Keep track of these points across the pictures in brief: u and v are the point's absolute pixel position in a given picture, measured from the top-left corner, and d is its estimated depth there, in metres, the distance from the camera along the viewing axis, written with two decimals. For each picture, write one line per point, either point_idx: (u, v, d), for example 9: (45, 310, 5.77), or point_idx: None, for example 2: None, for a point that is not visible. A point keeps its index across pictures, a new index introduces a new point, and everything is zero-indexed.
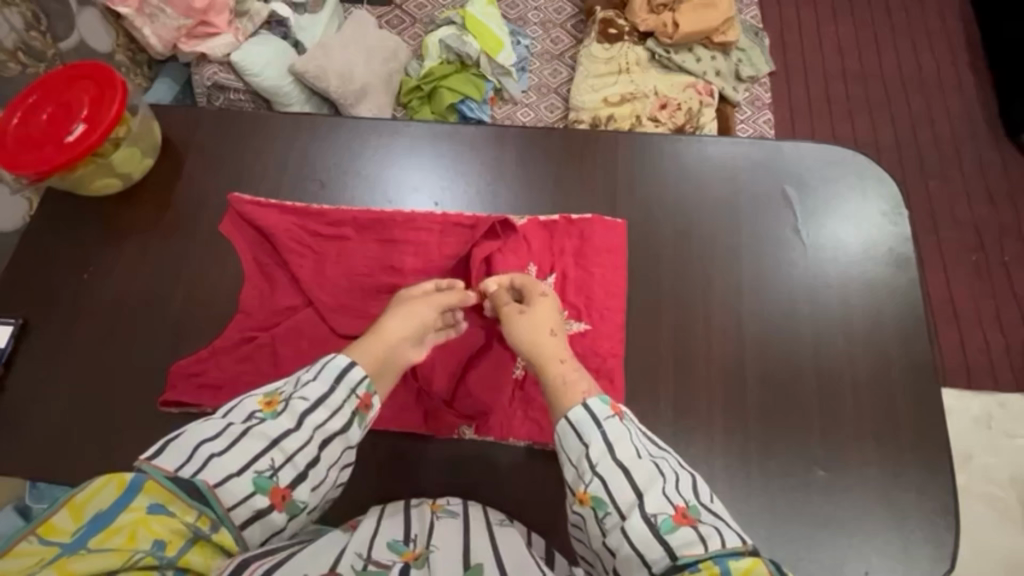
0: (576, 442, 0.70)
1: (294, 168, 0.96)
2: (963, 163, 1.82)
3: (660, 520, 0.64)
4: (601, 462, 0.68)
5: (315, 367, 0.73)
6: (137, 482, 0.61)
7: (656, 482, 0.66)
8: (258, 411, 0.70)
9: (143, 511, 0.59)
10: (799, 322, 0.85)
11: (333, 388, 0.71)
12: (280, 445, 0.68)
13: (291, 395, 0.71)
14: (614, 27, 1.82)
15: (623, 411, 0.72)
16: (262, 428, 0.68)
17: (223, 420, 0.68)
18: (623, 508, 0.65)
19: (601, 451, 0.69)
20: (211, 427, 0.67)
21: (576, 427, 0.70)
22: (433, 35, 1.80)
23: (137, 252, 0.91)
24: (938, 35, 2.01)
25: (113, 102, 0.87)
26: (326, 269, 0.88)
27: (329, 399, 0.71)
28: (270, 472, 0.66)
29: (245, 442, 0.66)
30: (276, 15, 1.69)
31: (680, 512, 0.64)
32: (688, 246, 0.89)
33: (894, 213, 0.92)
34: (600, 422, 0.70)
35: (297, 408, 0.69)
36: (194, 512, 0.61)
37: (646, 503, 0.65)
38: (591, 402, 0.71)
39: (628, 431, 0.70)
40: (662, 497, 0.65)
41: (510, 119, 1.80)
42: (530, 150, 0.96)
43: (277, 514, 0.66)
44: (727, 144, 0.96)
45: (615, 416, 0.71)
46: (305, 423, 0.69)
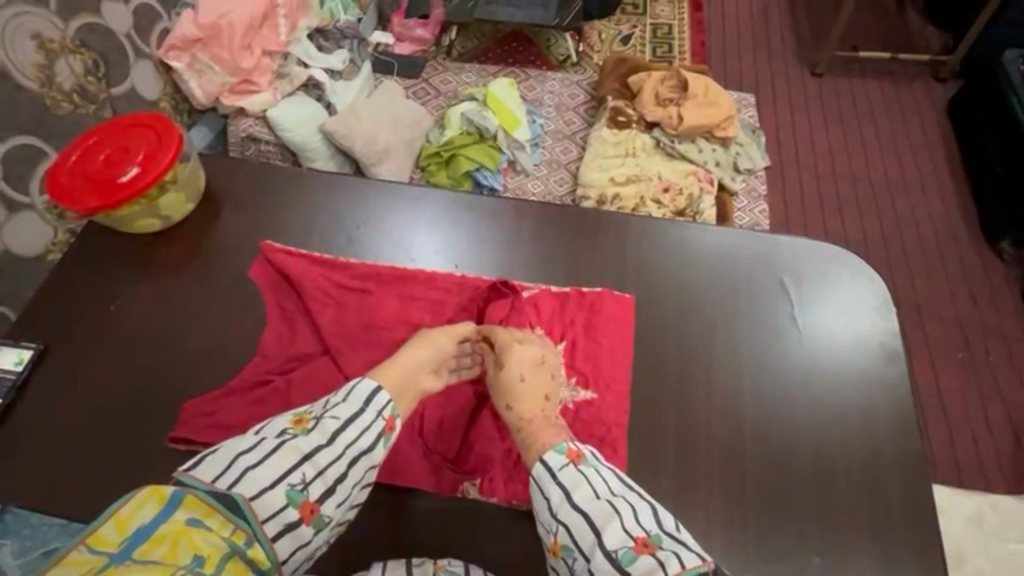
0: (538, 497, 0.73)
1: (326, 223, 1.02)
2: (946, 264, 1.93)
3: (620, 553, 0.66)
4: (562, 510, 0.70)
5: (342, 391, 0.75)
6: (176, 496, 0.59)
7: (613, 520, 0.68)
8: (289, 429, 0.71)
9: (182, 524, 0.58)
10: (798, 407, 0.89)
11: (364, 408, 0.73)
12: (313, 459, 0.68)
13: (321, 415, 0.72)
14: (623, 115, 1.99)
15: (581, 456, 0.75)
16: (294, 443, 0.69)
17: (257, 436, 0.70)
18: (586, 550, 0.67)
19: (559, 499, 0.71)
20: (245, 441, 0.68)
21: (537, 482, 0.74)
22: (455, 108, 1.95)
23: (166, 290, 0.95)
24: (919, 148, 2.18)
25: (171, 148, 0.95)
26: (346, 319, 0.91)
27: (360, 419, 0.72)
28: (302, 485, 0.67)
29: (278, 456, 0.67)
30: (313, 79, 1.85)
31: (640, 542, 0.66)
32: (693, 325, 0.94)
33: (884, 309, 0.97)
34: (556, 474, 0.73)
35: (329, 426, 0.70)
36: (230, 526, 0.60)
37: (605, 541, 0.67)
38: (548, 457, 0.74)
39: (584, 475, 0.72)
40: (622, 532, 0.67)
41: (521, 189, 1.90)
42: (546, 224, 1.03)
43: (305, 527, 0.65)
44: (728, 233, 1.03)
45: (571, 464, 0.73)
46: (336, 440, 0.70)
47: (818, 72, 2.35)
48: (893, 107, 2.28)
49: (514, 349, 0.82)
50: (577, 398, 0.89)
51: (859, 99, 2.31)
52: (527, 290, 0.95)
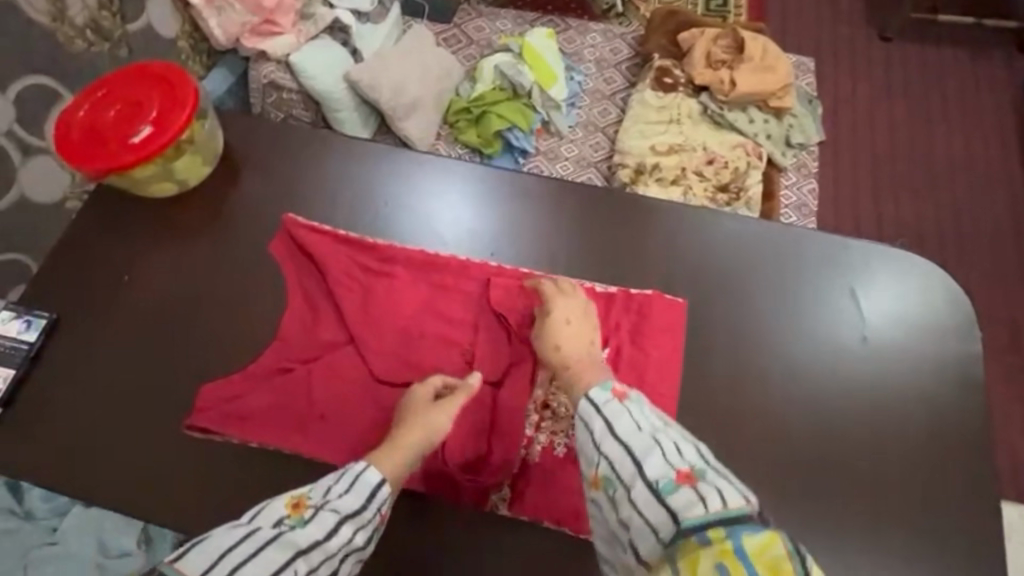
0: (581, 433, 0.70)
1: (353, 197, 0.94)
2: (1006, 259, 1.80)
3: (661, 483, 0.61)
4: (604, 442, 0.67)
5: (347, 477, 0.68)
6: None
7: (654, 452, 0.64)
8: (286, 517, 0.64)
9: None
10: (853, 433, 0.82)
11: (366, 504, 0.67)
12: (307, 556, 0.62)
13: (321, 504, 0.66)
14: (669, 76, 1.82)
15: (628, 394, 0.71)
16: (290, 537, 0.62)
17: (250, 524, 0.63)
18: (626, 480, 0.63)
19: (601, 431, 0.67)
20: (237, 531, 0.61)
21: (580, 418, 0.70)
22: (488, 60, 1.81)
23: (182, 260, 0.89)
24: (992, 128, 1.99)
25: (186, 107, 0.86)
26: (372, 307, 0.85)
27: (360, 514, 0.66)
28: None
29: (270, 551, 0.61)
30: (339, 21, 1.70)
31: (682, 474, 0.61)
32: (750, 336, 0.86)
33: (961, 328, 0.88)
34: (600, 407, 0.69)
35: (327, 520, 0.64)
36: None
37: (646, 471, 0.63)
38: (593, 392, 0.71)
39: (628, 410, 0.68)
40: (663, 463, 0.63)
41: (554, 153, 1.77)
42: (590, 210, 0.94)
43: None
44: (791, 232, 0.93)
45: (617, 400, 0.70)
46: (333, 536, 0.64)
47: (888, 36, 2.13)
48: (968, 79, 2.07)
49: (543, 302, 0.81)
50: None
51: (931, 68, 2.09)
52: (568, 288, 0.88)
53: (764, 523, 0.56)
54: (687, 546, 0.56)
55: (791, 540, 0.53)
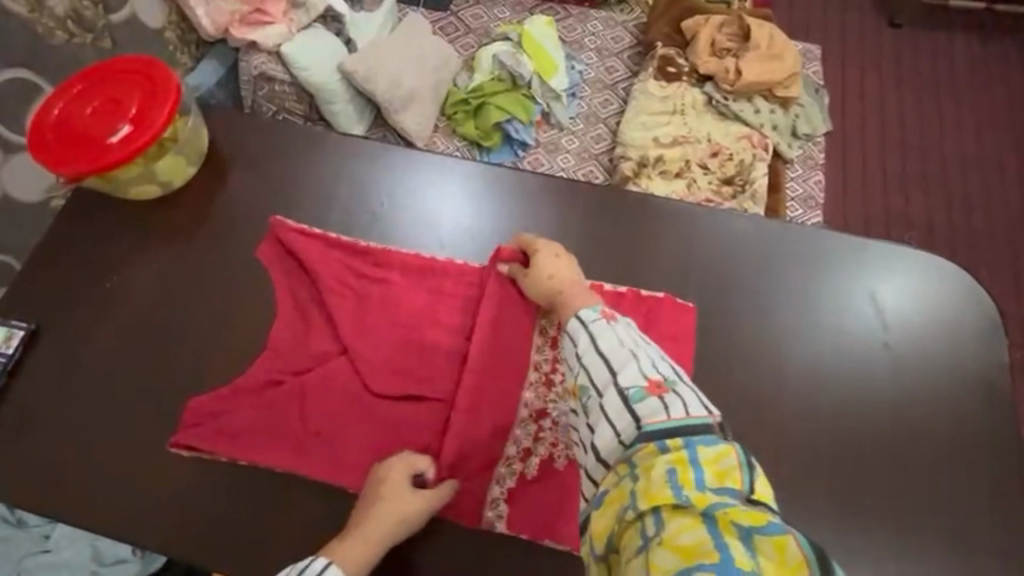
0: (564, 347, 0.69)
1: (347, 198, 0.89)
2: (1018, 252, 1.76)
3: (632, 391, 0.62)
4: (586, 354, 0.66)
5: None
6: None
7: (630, 363, 0.64)
8: None
9: None
10: (873, 445, 0.78)
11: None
12: None
13: None
14: (673, 66, 1.77)
15: (615, 317, 0.70)
16: None
17: None
18: (599, 387, 0.64)
19: (586, 344, 0.67)
20: None
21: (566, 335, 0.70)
22: (487, 49, 1.75)
23: (167, 266, 0.85)
24: (1002, 118, 1.94)
25: (167, 103, 0.82)
26: (367, 314, 0.82)
27: None
28: None
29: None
30: (333, 10, 1.66)
31: (653, 384, 0.62)
32: (766, 342, 0.82)
33: (985, 333, 0.84)
34: (587, 325, 0.69)
35: None
36: None
37: (620, 379, 0.63)
38: (583, 313, 0.70)
39: (613, 329, 0.68)
40: (636, 373, 0.63)
41: (555, 146, 1.72)
42: (597, 210, 0.90)
43: None
44: (807, 232, 0.89)
45: (603, 320, 0.69)
46: None
47: (896, 23, 2.07)
48: (979, 67, 2.01)
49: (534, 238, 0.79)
50: None
51: (941, 55, 2.03)
52: None
53: (720, 435, 0.58)
54: (644, 450, 0.57)
55: (743, 453, 0.55)
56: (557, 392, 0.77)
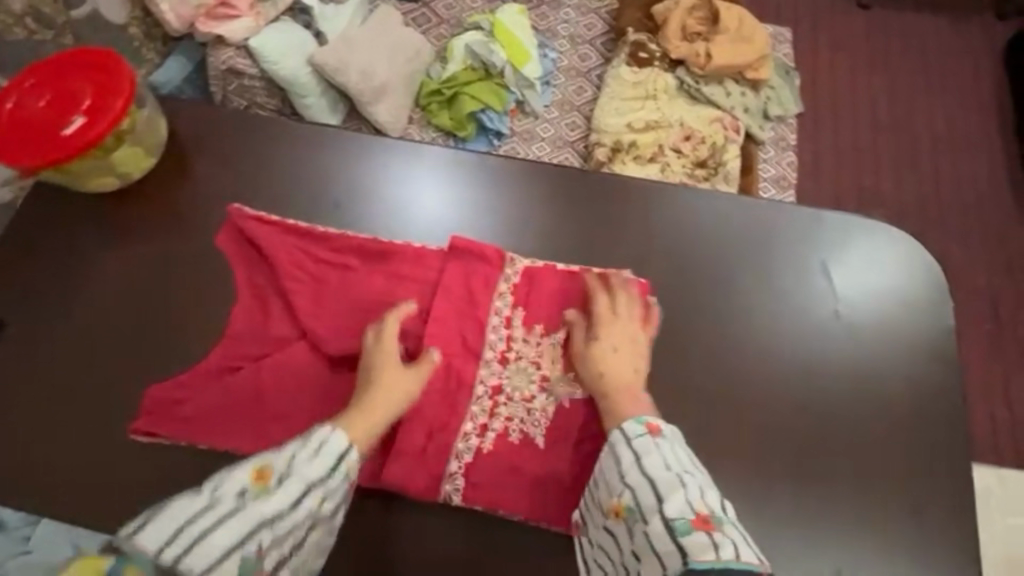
0: (608, 461, 0.71)
1: (309, 186, 0.90)
2: (984, 228, 1.80)
3: (678, 523, 0.64)
4: (630, 474, 0.69)
5: (312, 445, 0.67)
6: (114, 569, 0.57)
7: (678, 491, 0.66)
8: (248, 488, 0.63)
9: None
10: (828, 412, 0.80)
11: (331, 471, 0.66)
12: (272, 526, 0.62)
13: (286, 474, 0.65)
14: (644, 51, 1.78)
15: (661, 430, 0.72)
16: (254, 509, 0.62)
17: (211, 495, 0.62)
18: (645, 513, 0.66)
19: (630, 465, 0.69)
20: (199, 504, 0.60)
21: (610, 447, 0.71)
22: (458, 39, 1.74)
23: (128, 259, 0.85)
24: (969, 96, 1.97)
25: (122, 94, 0.82)
26: (325, 299, 0.82)
27: (326, 484, 0.66)
28: (259, 554, 0.61)
29: (230, 523, 0.61)
30: (301, 3, 1.64)
31: (701, 518, 0.64)
32: (722, 316, 0.84)
33: (936, 302, 0.86)
34: (631, 442, 0.71)
35: (293, 490, 0.64)
36: None
37: (667, 508, 0.65)
38: (627, 425, 0.72)
39: (660, 448, 0.70)
40: (684, 503, 0.65)
41: (530, 134, 1.72)
42: (560, 191, 0.91)
43: None
44: (766, 208, 0.91)
45: (649, 435, 0.71)
46: (300, 506, 0.64)
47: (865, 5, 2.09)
48: (946, 47, 2.04)
49: (604, 320, 0.80)
50: (576, 397, 0.79)
51: (909, 36, 2.06)
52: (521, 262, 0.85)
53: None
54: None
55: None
56: (511, 368, 0.80)
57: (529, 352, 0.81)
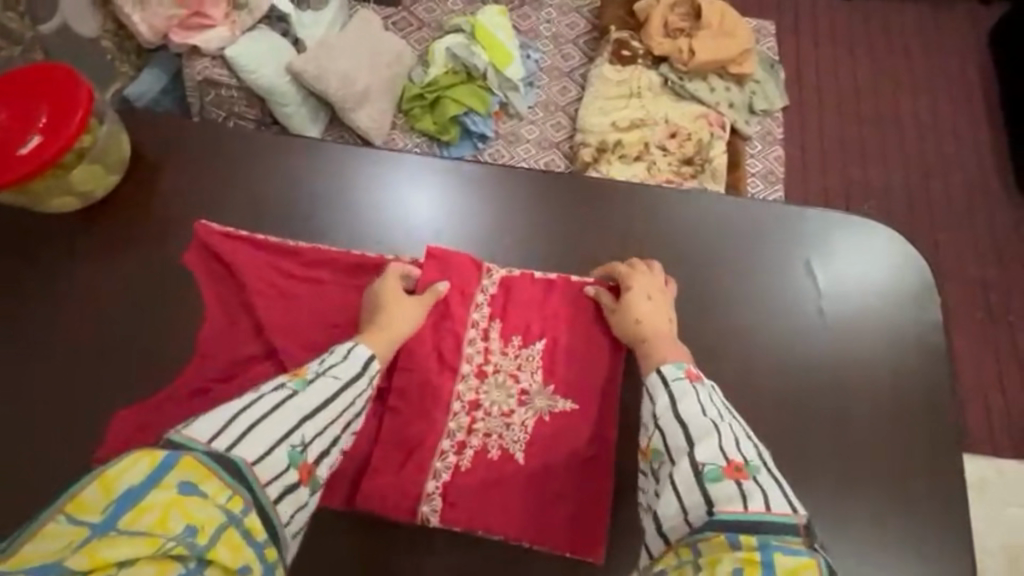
0: (645, 403, 0.72)
1: (278, 198, 0.87)
2: (974, 216, 1.78)
3: (707, 469, 0.61)
4: (663, 417, 0.68)
5: (338, 352, 0.71)
6: (172, 458, 0.53)
7: (711, 436, 0.64)
8: (287, 384, 0.66)
9: (174, 492, 0.51)
10: (816, 412, 0.78)
11: (362, 370, 0.71)
12: (312, 418, 0.64)
13: (320, 371, 0.68)
14: (627, 49, 1.76)
15: (700, 379, 0.71)
16: (296, 401, 0.64)
17: (253, 396, 0.64)
18: (673, 454, 0.65)
19: (664, 406, 0.69)
20: (243, 400, 0.63)
21: (648, 388, 0.72)
22: (440, 42, 1.71)
23: (94, 280, 0.82)
24: (956, 85, 1.96)
25: (79, 111, 0.80)
26: (297, 316, 0.80)
27: (356, 382, 0.69)
28: (302, 446, 0.62)
29: (276, 415, 0.62)
30: (277, 10, 1.60)
31: (733, 466, 0.61)
32: (704, 317, 0.82)
33: (924, 298, 0.85)
34: (668, 383, 0.70)
35: (329, 385, 0.67)
36: (227, 493, 0.54)
37: (696, 452, 0.63)
38: (666, 368, 0.72)
39: (697, 392, 0.69)
40: (716, 450, 0.63)
41: (514, 136, 1.70)
42: (537, 196, 0.88)
43: (304, 489, 0.61)
44: (748, 206, 0.89)
45: (686, 380, 0.70)
46: (336, 398, 0.67)
47: None
48: (931, 36, 2.03)
49: (635, 273, 0.80)
50: (556, 409, 0.78)
51: (894, 26, 2.05)
52: (495, 273, 0.84)
53: (806, 542, 0.54)
54: (712, 540, 0.55)
55: (826, 569, 0.52)
56: (489, 382, 0.79)
57: (507, 364, 0.80)
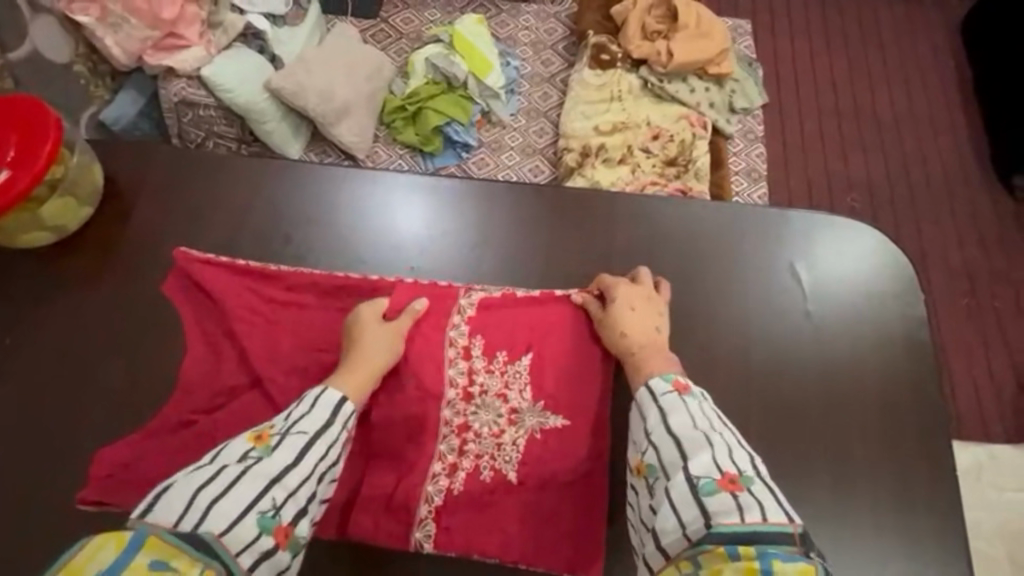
0: (635, 419, 0.72)
1: (257, 222, 0.86)
2: (954, 204, 1.80)
3: (703, 482, 0.62)
4: (655, 432, 0.68)
5: (306, 402, 0.70)
6: (137, 538, 0.54)
7: (704, 450, 0.64)
8: (251, 449, 0.65)
9: (144, 569, 0.52)
10: (808, 413, 0.78)
11: (334, 416, 0.70)
12: (282, 480, 0.64)
13: (285, 430, 0.67)
14: (606, 53, 1.75)
15: (690, 390, 0.71)
16: (261, 466, 0.64)
17: (217, 463, 0.64)
18: (668, 469, 0.65)
19: (656, 421, 0.69)
20: (205, 471, 0.62)
21: (638, 404, 0.72)
22: (419, 53, 1.71)
23: (71, 315, 0.81)
24: (930, 76, 1.98)
25: (48, 141, 0.78)
26: (280, 342, 0.79)
27: (326, 433, 0.68)
28: (273, 510, 0.62)
29: (245, 481, 0.62)
30: (253, 27, 1.57)
31: (727, 478, 0.62)
32: (691, 323, 0.82)
33: (909, 293, 0.85)
34: (658, 398, 0.70)
35: (295, 444, 0.66)
36: (198, 566, 0.55)
37: (691, 466, 0.64)
38: (653, 383, 0.72)
39: (687, 406, 0.69)
40: (710, 464, 0.63)
41: (498, 144, 1.70)
42: (520, 208, 0.88)
43: (282, 552, 0.62)
44: (732, 210, 0.89)
45: (675, 393, 0.70)
46: (306, 456, 0.66)
47: None
48: (904, 29, 2.06)
49: (618, 283, 0.80)
50: (548, 425, 0.77)
51: (867, 20, 2.08)
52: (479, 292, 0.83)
53: (801, 550, 0.56)
54: (713, 553, 0.56)
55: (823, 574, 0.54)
56: (476, 404, 0.78)
57: (494, 384, 0.79)
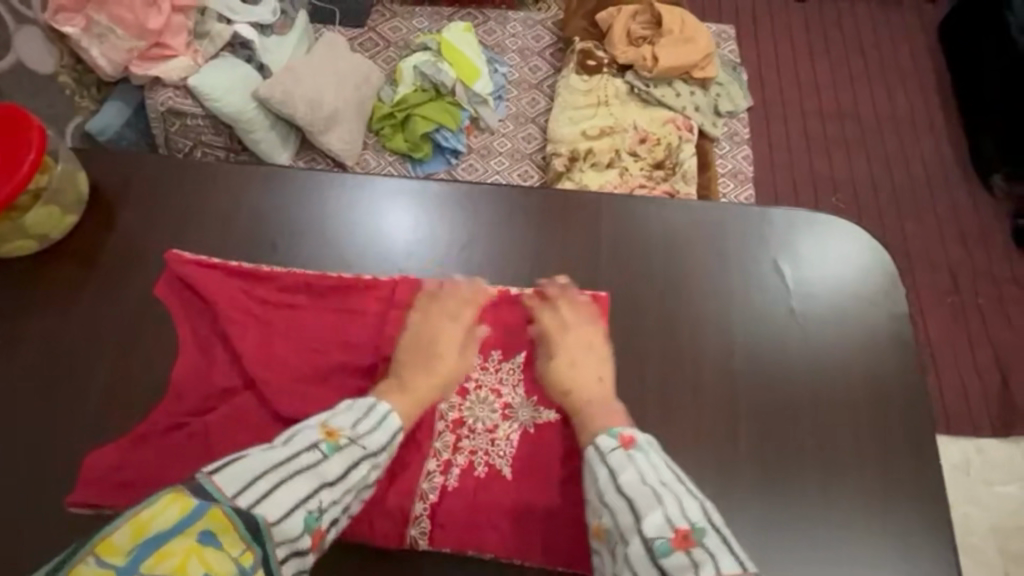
0: (586, 481, 0.69)
1: (245, 228, 0.86)
2: (936, 203, 1.83)
3: (658, 543, 0.59)
4: (606, 493, 0.65)
5: (373, 414, 0.69)
6: (201, 506, 0.52)
7: (654, 507, 0.62)
8: (320, 442, 0.64)
9: (195, 540, 0.50)
10: (795, 408, 0.79)
11: (388, 442, 0.69)
12: (332, 486, 0.62)
13: (353, 437, 0.66)
14: (592, 58, 1.77)
15: (636, 442, 0.69)
16: (322, 465, 0.63)
17: (283, 449, 0.63)
18: (623, 534, 0.62)
19: (605, 481, 0.66)
20: (275, 453, 0.61)
21: (587, 465, 0.69)
22: (406, 61, 1.73)
23: (57, 322, 0.80)
24: (910, 78, 2.02)
25: (31, 149, 0.78)
26: (273, 343, 0.79)
27: (381, 453, 0.68)
28: (319, 511, 0.61)
29: (297, 480, 0.60)
30: (240, 36, 1.57)
31: (680, 534, 0.59)
32: (679, 320, 0.83)
33: (891, 288, 0.86)
34: (605, 457, 0.68)
35: (355, 455, 0.65)
36: (241, 549, 0.52)
37: (644, 527, 0.61)
38: (600, 441, 0.69)
39: (634, 462, 0.66)
40: (662, 520, 0.61)
41: (487, 149, 1.71)
42: (507, 210, 0.89)
43: (310, 555, 0.60)
44: (716, 210, 0.90)
45: (620, 450, 0.68)
46: (359, 469, 0.65)
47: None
48: (883, 32, 2.10)
49: None
50: (541, 420, 0.78)
51: (848, 24, 2.12)
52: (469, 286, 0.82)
53: None
54: None
55: None
56: (471, 400, 0.79)
57: (488, 380, 0.80)
